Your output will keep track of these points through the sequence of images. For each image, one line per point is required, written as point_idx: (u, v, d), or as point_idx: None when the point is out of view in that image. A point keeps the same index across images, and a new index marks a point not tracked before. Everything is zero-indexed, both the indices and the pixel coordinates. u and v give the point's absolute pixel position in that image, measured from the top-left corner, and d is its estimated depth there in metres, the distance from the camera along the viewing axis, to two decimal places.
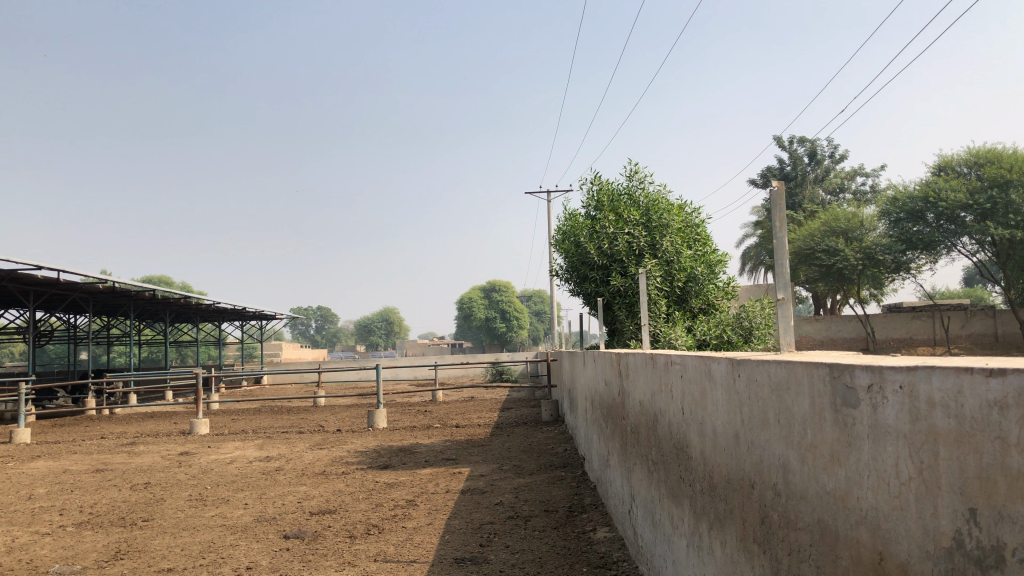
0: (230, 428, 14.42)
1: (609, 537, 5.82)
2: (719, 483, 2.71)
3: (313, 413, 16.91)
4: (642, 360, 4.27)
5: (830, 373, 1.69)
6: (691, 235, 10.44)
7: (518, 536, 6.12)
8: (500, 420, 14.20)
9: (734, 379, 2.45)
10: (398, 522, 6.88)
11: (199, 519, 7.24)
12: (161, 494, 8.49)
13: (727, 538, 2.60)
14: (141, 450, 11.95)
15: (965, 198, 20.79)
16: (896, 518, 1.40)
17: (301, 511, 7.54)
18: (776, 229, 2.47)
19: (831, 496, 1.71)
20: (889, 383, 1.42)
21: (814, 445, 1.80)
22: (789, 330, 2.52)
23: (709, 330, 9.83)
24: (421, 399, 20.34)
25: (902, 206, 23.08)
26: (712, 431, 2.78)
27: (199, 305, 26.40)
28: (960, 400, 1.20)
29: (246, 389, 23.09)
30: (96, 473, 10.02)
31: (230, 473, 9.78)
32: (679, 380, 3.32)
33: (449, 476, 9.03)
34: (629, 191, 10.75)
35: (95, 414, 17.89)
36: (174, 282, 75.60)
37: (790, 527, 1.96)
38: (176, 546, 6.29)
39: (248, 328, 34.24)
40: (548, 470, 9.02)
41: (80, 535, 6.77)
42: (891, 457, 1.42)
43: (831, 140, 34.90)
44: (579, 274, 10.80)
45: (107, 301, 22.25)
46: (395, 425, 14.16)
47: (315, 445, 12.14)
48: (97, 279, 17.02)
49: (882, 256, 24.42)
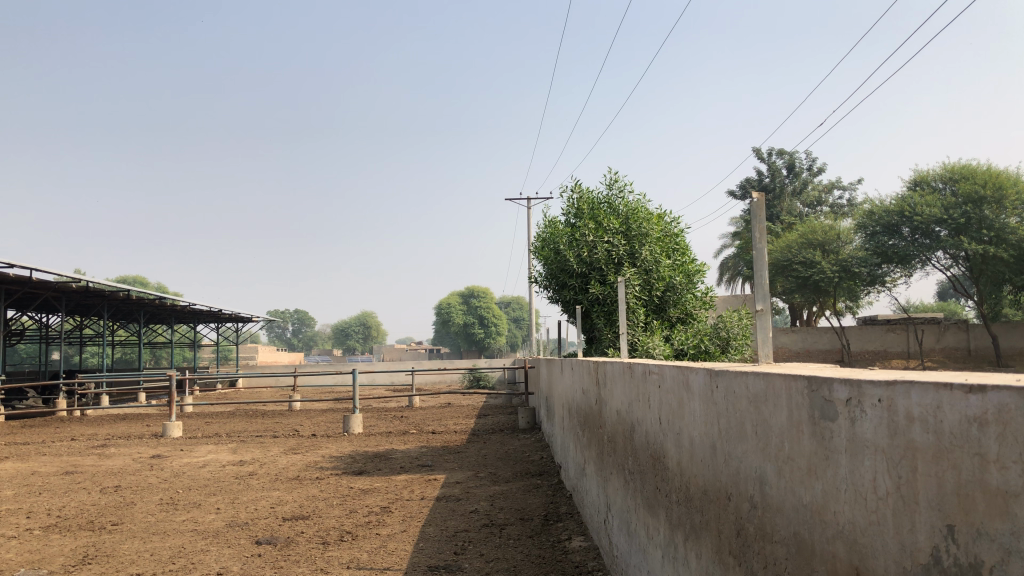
0: (203, 432, 14.26)
1: (584, 546, 5.81)
2: (696, 494, 2.69)
3: (288, 417, 16.76)
4: (620, 369, 4.27)
5: (809, 386, 1.68)
6: (670, 245, 10.48)
7: (492, 544, 6.09)
8: (476, 427, 14.15)
9: (711, 389, 2.44)
10: (371, 528, 6.83)
11: (169, 524, 7.14)
12: (132, 497, 8.37)
13: (703, 550, 2.59)
14: (112, 453, 11.78)
15: (940, 213, 21.11)
16: (873, 533, 1.40)
17: (273, 516, 7.46)
18: (755, 240, 2.47)
19: (807, 508, 1.70)
20: (868, 397, 1.41)
21: (791, 457, 1.79)
22: (767, 342, 2.50)
23: (687, 340, 9.85)
24: (397, 404, 20.24)
25: (878, 219, 23.42)
26: (690, 441, 2.76)
27: (174, 307, 26.11)
28: (938, 416, 1.20)
29: (220, 392, 22.87)
30: (65, 476, 9.85)
31: (203, 477, 9.65)
32: (657, 390, 3.30)
33: (424, 483, 8.99)
34: (609, 200, 10.78)
35: (66, 415, 17.63)
36: (150, 283, 74.68)
37: (766, 540, 1.95)
38: (145, 550, 6.20)
39: (224, 330, 33.91)
40: (524, 478, 9.00)
41: (47, 539, 6.65)
42: (868, 471, 1.41)
43: (809, 152, 35.26)
44: (558, 281, 10.80)
45: (80, 301, 21.95)
46: (370, 431, 14.06)
47: (289, 449, 12.03)
48: (70, 278, 16.78)
49: (858, 268, 24.68)
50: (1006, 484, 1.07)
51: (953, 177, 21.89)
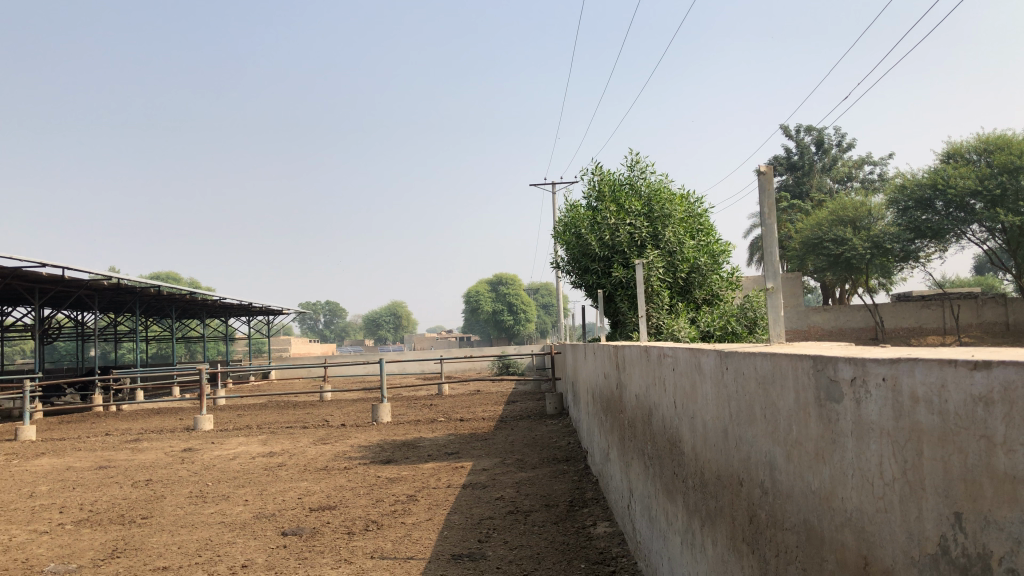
0: (235, 424, 14.38)
1: (608, 532, 5.74)
2: (710, 480, 2.61)
3: (318, 407, 16.83)
4: (638, 353, 4.18)
5: (815, 365, 1.59)
6: (693, 226, 10.35)
7: (517, 531, 6.04)
8: (504, 413, 14.13)
9: (722, 371, 2.35)
10: (397, 517, 6.82)
11: (198, 517, 7.18)
12: (162, 491, 8.43)
13: (718, 537, 2.51)
14: (145, 447, 11.92)
15: (974, 185, 20.67)
16: (881, 521, 1.31)
17: (300, 507, 7.48)
18: (764, 216, 2.37)
19: (816, 495, 1.62)
20: (873, 376, 1.32)
21: (799, 442, 1.71)
22: (779, 321, 2.40)
23: (713, 322, 9.73)
24: (426, 392, 20.29)
25: (911, 193, 23.00)
26: (703, 427, 2.68)
27: (205, 301, 26.36)
28: (943, 395, 1.11)
29: (253, 384, 23.09)
30: (99, 470, 9.97)
31: (232, 469, 9.71)
32: (671, 373, 3.22)
33: (450, 471, 8.97)
34: (630, 181, 10.65)
35: (101, 411, 17.86)
36: (183, 279, 75.67)
37: (777, 527, 1.87)
38: (172, 543, 6.24)
39: (256, 323, 34.17)
40: (551, 464, 8.94)
41: (79, 533, 6.72)
42: (874, 455, 1.33)
43: (838, 128, 34.73)
44: (580, 266, 10.70)
45: (113, 298, 22.23)
46: (399, 420, 14.09)
47: (319, 440, 12.08)
48: (101, 275, 16.99)
49: (890, 244, 24.20)
50: (1015, 469, 0.98)
51: (987, 148, 21.36)
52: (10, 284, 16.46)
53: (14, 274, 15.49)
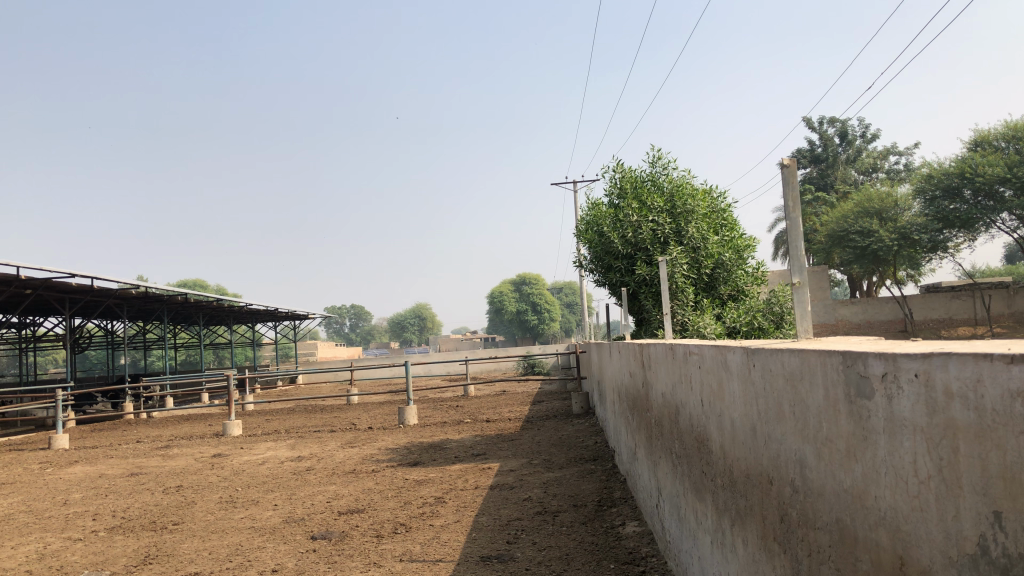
0: (264, 429, 14.49)
1: (637, 532, 5.70)
2: (739, 478, 2.57)
3: (345, 411, 16.93)
4: (663, 351, 4.15)
5: (844, 362, 1.56)
6: (717, 221, 10.27)
7: (545, 532, 6.01)
8: (530, 413, 14.10)
9: (749, 369, 2.32)
10: (425, 520, 6.82)
11: (228, 521, 7.24)
12: (193, 497, 8.51)
13: (749, 537, 2.47)
14: (176, 453, 12.04)
15: (1002, 173, 20.33)
16: (916, 519, 1.28)
17: (329, 510, 7.51)
18: (789, 210, 2.33)
19: (848, 494, 1.58)
20: (904, 372, 1.29)
21: (829, 440, 1.67)
22: (806, 317, 2.36)
23: (739, 318, 9.65)
24: (452, 394, 20.29)
25: (937, 182, 22.68)
26: (730, 424, 2.65)
27: (231, 308, 26.60)
28: (979, 391, 1.08)
29: (281, 389, 23.24)
30: (131, 477, 10.08)
31: (261, 474, 9.78)
32: (697, 371, 3.18)
33: (478, 472, 8.97)
34: (652, 178, 10.60)
35: (132, 419, 18.07)
36: (210, 285, 76.57)
37: (809, 527, 1.84)
38: (204, 549, 6.29)
39: (282, 328, 34.40)
40: (578, 464, 8.91)
41: (112, 540, 6.80)
42: (907, 452, 1.29)
43: (861, 119, 34.36)
44: (603, 264, 10.65)
45: (141, 306, 22.48)
46: (426, 421, 14.12)
47: (346, 443, 12.13)
48: (129, 284, 17.20)
49: (918, 235, 23.86)
50: None
51: (1015, 135, 20.99)
52: (41, 294, 16.70)
53: (44, 285, 15.71)
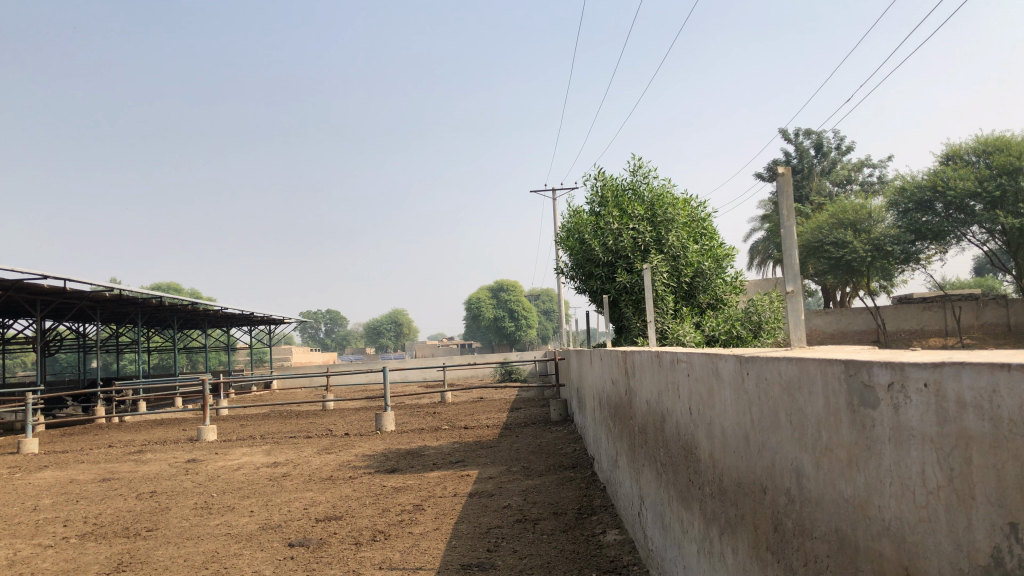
0: (238, 434, 14.32)
1: (619, 540, 5.69)
2: (729, 487, 2.57)
3: (321, 416, 16.80)
4: (648, 358, 4.16)
5: (846, 370, 1.56)
6: (697, 230, 10.31)
7: (526, 540, 5.99)
8: (508, 420, 14.06)
9: (742, 377, 2.31)
10: (404, 527, 6.76)
11: (203, 528, 7.14)
12: (167, 503, 8.38)
13: (739, 546, 2.47)
14: (148, 458, 11.87)
15: (974, 186, 20.68)
16: (923, 530, 1.28)
17: (306, 517, 7.43)
18: (783, 219, 2.33)
19: (848, 503, 1.58)
20: (912, 381, 1.28)
21: (829, 448, 1.67)
22: (799, 325, 2.37)
23: (718, 326, 9.72)
24: (429, 400, 20.22)
25: (910, 195, 23.01)
26: (721, 432, 2.64)
27: (206, 312, 26.30)
28: (995, 400, 1.08)
29: (255, 394, 22.99)
30: (103, 483, 9.91)
31: (236, 480, 9.66)
32: (686, 378, 3.18)
33: (456, 479, 8.92)
34: (633, 186, 10.63)
35: (104, 423, 17.79)
36: (184, 288, 75.73)
37: (805, 536, 1.83)
38: (179, 556, 6.19)
39: (257, 332, 34.07)
40: (557, 471, 8.89)
41: (84, 547, 6.67)
42: (915, 462, 1.29)
43: (837, 131, 34.80)
44: (584, 271, 10.66)
45: (114, 309, 22.15)
46: (403, 428, 14.04)
47: (322, 449, 12.03)
48: (103, 286, 16.95)
49: (891, 247, 24.18)
50: None
51: (986, 150, 21.36)
52: (11, 296, 16.41)
53: (15, 286, 15.44)
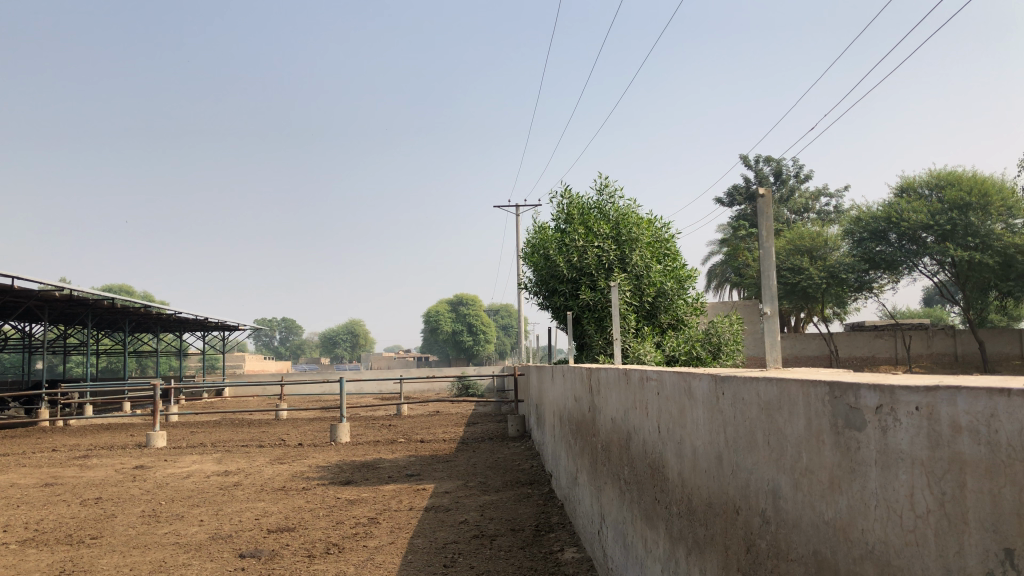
0: (188, 441, 14.00)
1: (576, 558, 5.66)
2: (698, 507, 2.56)
3: (274, 425, 16.52)
4: (615, 376, 4.15)
5: (831, 392, 1.55)
6: (660, 250, 10.39)
7: (483, 556, 5.92)
8: (465, 435, 13.96)
9: (717, 397, 2.31)
10: (359, 540, 6.65)
11: (151, 537, 6.94)
12: (113, 510, 8.14)
13: (707, 566, 2.45)
14: (94, 463, 11.54)
15: (926, 219, 21.19)
16: (910, 554, 1.26)
17: (258, 528, 7.27)
18: (763, 239, 2.34)
19: (830, 526, 1.57)
20: (903, 404, 1.27)
21: (809, 469, 1.66)
22: (775, 347, 2.36)
23: (678, 346, 9.78)
24: (384, 412, 20.00)
25: (865, 225, 23.48)
26: (692, 452, 2.63)
27: (158, 315, 25.77)
28: (993, 424, 1.08)
29: (207, 400, 22.54)
30: (45, 487, 9.60)
31: (186, 488, 9.42)
32: (655, 397, 3.18)
33: (412, 493, 8.81)
34: (599, 205, 10.68)
35: (47, 426, 17.27)
36: (133, 291, 74.22)
37: (781, 557, 1.82)
38: (124, 564, 6.01)
39: (211, 338, 33.45)
40: (515, 487, 8.84)
41: (24, 553, 6.44)
42: (903, 485, 1.28)
43: (795, 160, 35.51)
44: (548, 287, 10.66)
45: (63, 309, 21.61)
46: (358, 440, 13.86)
47: (275, 459, 11.81)
48: (53, 286, 16.49)
49: (845, 275, 24.61)
50: None
51: (939, 183, 21.95)
52: None
53: None
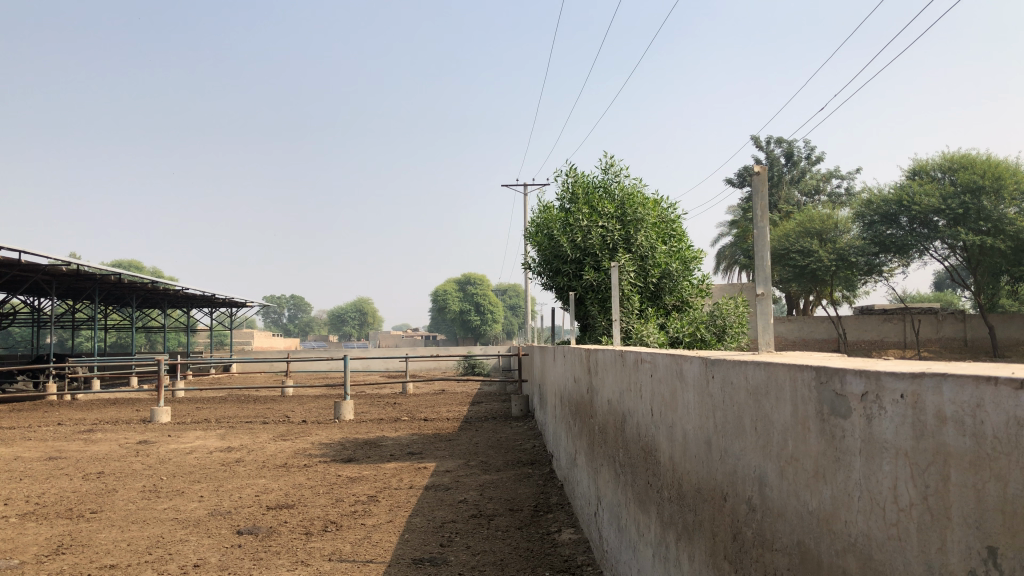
0: (193, 417, 14.03)
1: (573, 539, 5.62)
2: (688, 491, 2.51)
3: (279, 401, 16.55)
4: (611, 357, 4.09)
5: (817, 378, 1.49)
6: (666, 230, 10.29)
7: (480, 536, 5.90)
8: (468, 414, 13.95)
9: (708, 380, 2.23)
10: (357, 518, 6.63)
11: (150, 512, 6.93)
12: (114, 485, 8.15)
13: (695, 552, 2.40)
14: (98, 438, 11.57)
15: (937, 203, 20.95)
16: (893, 549, 1.20)
17: (258, 505, 7.26)
18: (757, 219, 2.26)
19: (813, 516, 1.51)
20: (888, 392, 1.21)
21: (794, 457, 1.60)
22: (768, 329, 2.29)
23: (682, 328, 9.71)
24: (390, 391, 20.02)
25: (876, 208, 23.26)
26: (682, 436, 2.58)
27: (166, 291, 25.79)
28: (978, 415, 1.01)
29: (213, 376, 22.58)
30: (48, 461, 9.63)
31: (188, 464, 9.43)
32: (648, 380, 3.11)
33: (413, 472, 8.79)
34: (604, 184, 10.57)
35: (55, 400, 17.35)
36: (144, 269, 74.43)
37: (766, 547, 1.76)
38: (122, 539, 6.01)
39: (219, 314, 33.47)
40: (516, 468, 8.80)
41: (23, 526, 6.45)
42: (887, 477, 1.22)
43: (807, 140, 35.20)
44: (551, 267, 10.59)
45: (70, 283, 21.64)
46: (362, 417, 13.86)
47: (278, 436, 11.82)
48: (60, 261, 16.50)
49: (855, 257, 24.34)
50: None
51: (952, 166, 21.70)
52: None
53: None
